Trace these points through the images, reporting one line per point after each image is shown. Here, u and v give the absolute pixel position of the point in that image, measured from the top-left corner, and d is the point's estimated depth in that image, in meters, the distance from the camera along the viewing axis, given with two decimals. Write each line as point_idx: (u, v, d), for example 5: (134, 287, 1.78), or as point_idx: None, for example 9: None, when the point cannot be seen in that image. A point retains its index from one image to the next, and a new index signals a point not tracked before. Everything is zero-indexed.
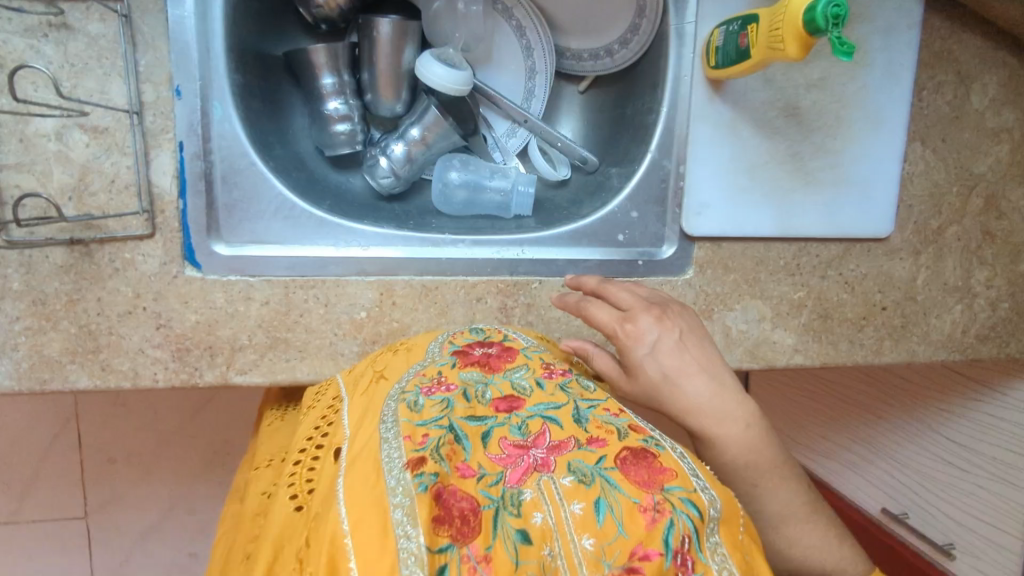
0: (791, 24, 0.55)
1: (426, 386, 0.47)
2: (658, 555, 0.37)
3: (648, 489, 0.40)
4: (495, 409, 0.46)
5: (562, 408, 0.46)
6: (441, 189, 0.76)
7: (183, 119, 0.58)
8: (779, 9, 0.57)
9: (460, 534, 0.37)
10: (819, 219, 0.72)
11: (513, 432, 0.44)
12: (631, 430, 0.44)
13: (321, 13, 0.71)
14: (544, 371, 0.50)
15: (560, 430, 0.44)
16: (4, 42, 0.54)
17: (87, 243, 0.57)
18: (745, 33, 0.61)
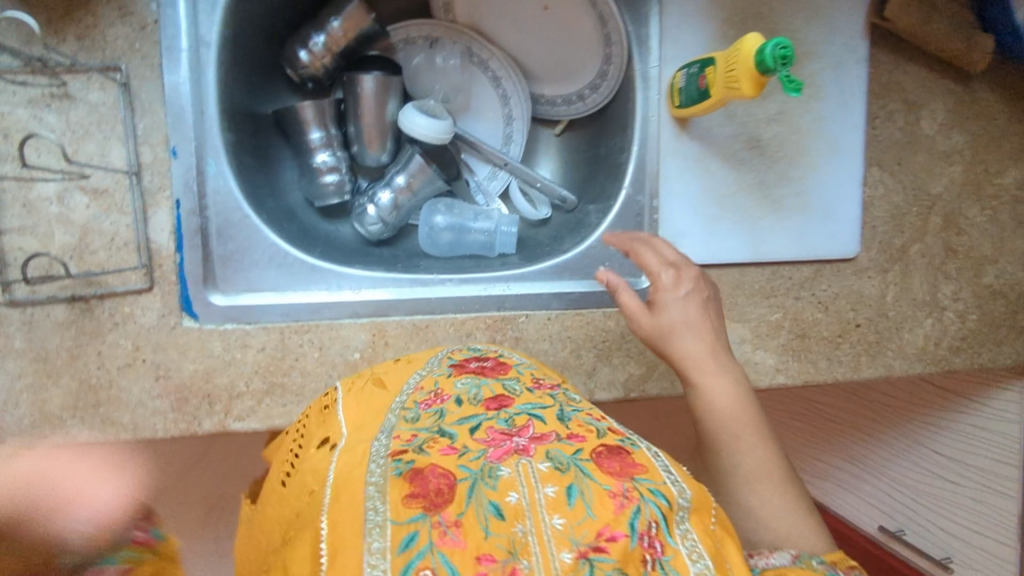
0: (745, 65, 0.60)
1: (423, 400, 0.49)
2: (623, 537, 0.36)
3: (619, 478, 0.40)
4: (485, 407, 0.47)
5: (548, 408, 0.47)
6: (428, 232, 0.78)
7: (179, 178, 0.61)
8: (732, 51, 0.62)
9: (432, 505, 0.37)
10: (787, 243, 0.76)
11: (500, 423, 0.45)
12: (610, 430, 0.45)
13: (307, 72, 0.75)
14: (533, 382, 0.52)
15: (544, 425, 0.45)
16: (8, 113, 0.57)
17: (87, 299, 0.59)
18: (704, 74, 0.66)
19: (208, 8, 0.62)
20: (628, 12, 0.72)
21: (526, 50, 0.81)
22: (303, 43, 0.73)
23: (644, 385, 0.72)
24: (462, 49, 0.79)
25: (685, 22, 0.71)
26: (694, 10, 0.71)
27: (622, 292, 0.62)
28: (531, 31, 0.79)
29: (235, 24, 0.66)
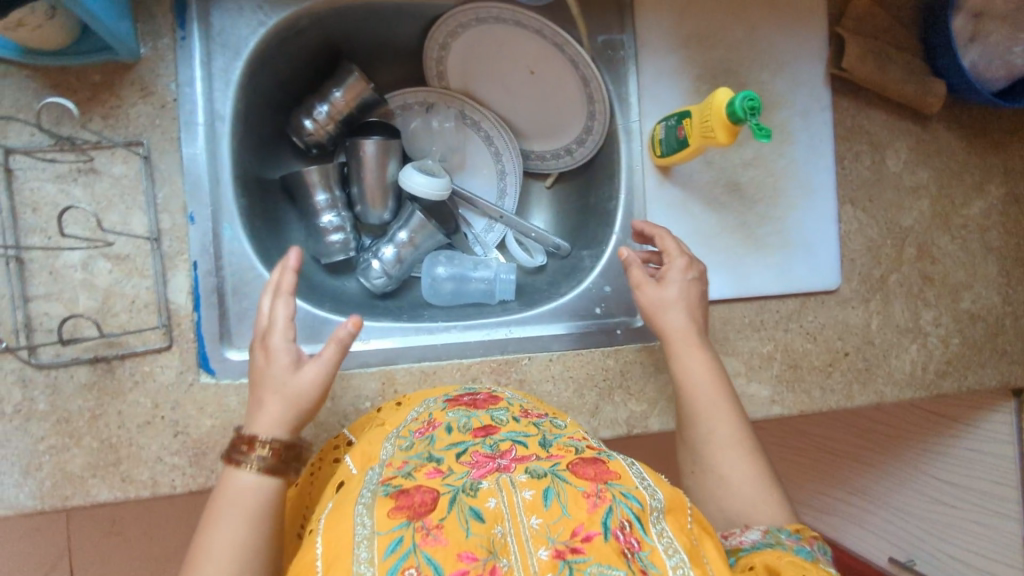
0: (719, 116, 0.65)
1: (417, 427, 0.53)
2: (597, 534, 0.41)
3: (593, 482, 0.45)
4: (473, 435, 0.51)
5: (531, 435, 0.51)
6: (430, 283, 0.83)
7: (196, 242, 0.65)
8: (706, 105, 0.67)
9: (416, 513, 0.41)
10: (772, 279, 0.81)
11: (485, 447, 0.49)
12: (588, 448, 0.50)
13: (312, 140, 0.80)
14: (521, 412, 0.56)
15: (526, 448, 0.49)
16: (38, 189, 0.61)
17: (109, 360, 0.62)
18: (681, 126, 0.71)
19: (222, 86, 0.67)
20: (607, 72, 0.78)
21: (514, 111, 0.86)
22: (308, 112, 0.78)
23: (647, 420, 0.74)
24: (456, 112, 0.85)
25: (661, 80, 0.77)
26: (669, 69, 0.77)
27: (634, 266, 0.70)
28: (519, 94, 0.85)
29: (246, 99, 0.71)
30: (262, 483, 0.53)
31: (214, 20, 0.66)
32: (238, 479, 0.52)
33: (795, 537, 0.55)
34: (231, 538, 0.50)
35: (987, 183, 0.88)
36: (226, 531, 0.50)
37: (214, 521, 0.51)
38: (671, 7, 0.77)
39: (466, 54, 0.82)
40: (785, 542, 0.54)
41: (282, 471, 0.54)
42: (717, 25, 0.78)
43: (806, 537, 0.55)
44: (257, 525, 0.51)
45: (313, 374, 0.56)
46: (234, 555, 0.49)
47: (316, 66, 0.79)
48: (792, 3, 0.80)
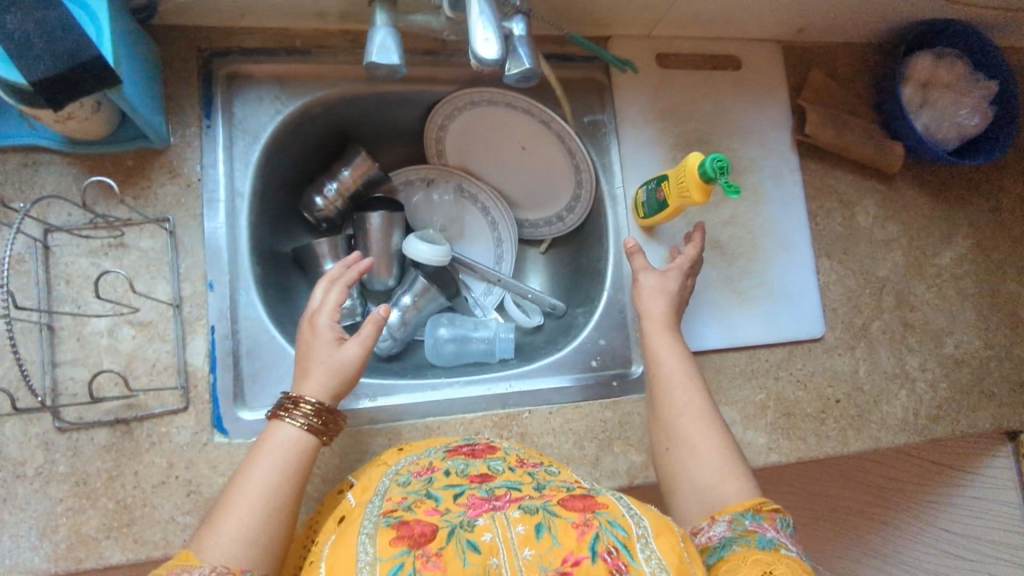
0: (693, 176, 0.72)
1: (416, 471, 0.56)
2: (586, 558, 0.43)
3: (582, 513, 0.46)
4: (469, 479, 0.53)
5: (524, 481, 0.53)
6: (432, 344, 0.86)
7: (214, 307, 0.69)
8: (680, 168, 0.73)
9: (416, 541, 0.43)
10: (759, 329, 0.84)
11: (480, 491, 0.51)
12: (578, 487, 0.52)
13: (322, 215, 0.86)
14: (516, 462, 0.58)
15: (519, 490, 0.51)
16: (72, 262, 0.66)
17: (128, 421, 0.65)
18: (659, 188, 0.77)
19: (242, 166, 0.74)
20: (592, 145, 0.86)
21: (508, 183, 0.93)
22: (319, 190, 0.85)
23: (647, 471, 0.76)
24: (455, 185, 0.92)
25: (642, 151, 0.84)
26: (648, 140, 0.85)
27: (637, 254, 0.78)
28: (511, 168, 0.92)
29: (263, 178, 0.77)
30: (301, 439, 0.58)
31: (237, 110, 0.74)
32: (280, 432, 0.58)
33: (759, 520, 0.57)
34: (261, 484, 0.55)
35: (955, 234, 0.93)
36: (256, 479, 0.55)
37: (249, 469, 0.56)
38: (646, 87, 0.85)
39: (462, 135, 0.89)
40: (749, 530, 0.56)
41: (317, 433, 0.59)
42: (690, 101, 0.87)
43: (766, 514, 0.58)
44: (287, 479, 0.56)
45: (355, 351, 0.63)
46: (261, 498, 0.54)
47: (326, 148, 0.86)
48: (755, 80, 0.89)
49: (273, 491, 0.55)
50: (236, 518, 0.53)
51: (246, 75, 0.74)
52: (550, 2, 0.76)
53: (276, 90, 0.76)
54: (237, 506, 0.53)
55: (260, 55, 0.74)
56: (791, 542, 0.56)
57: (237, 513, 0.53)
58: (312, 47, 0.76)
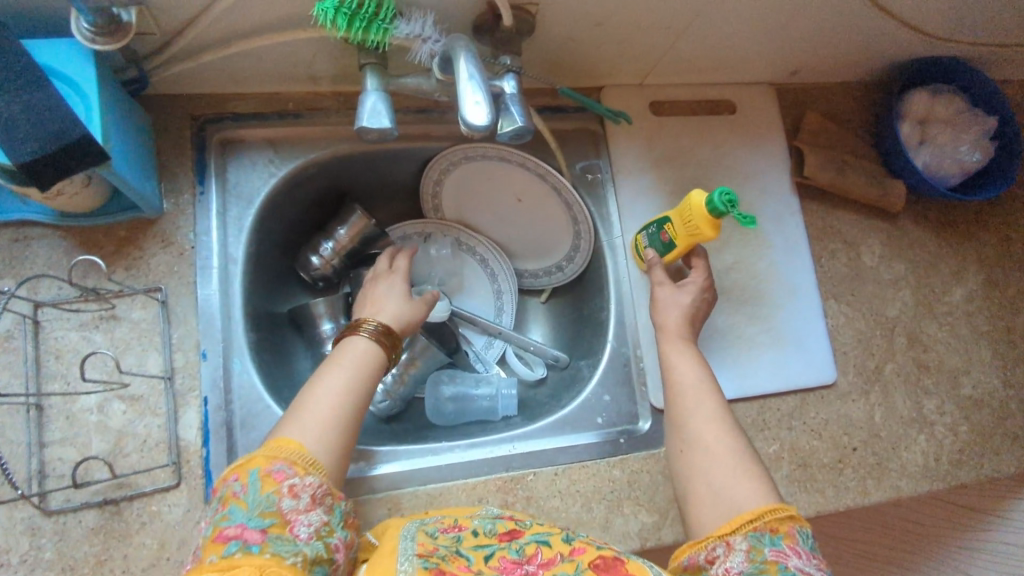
0: (700, 214, 0.69)
1: (446, 525, 0.59)
2: None
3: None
4: (498, 539, 0.56)
5: (554, 534, 0.57)
6: (433, 403, 0.84)
7: (207, 378, 0.68)
8: (683, 208, 0.71)
9: None
10: (769, 377, 0.82)
11: (511, 552, 0.55)
12: (607, 547, 0.56)
13: (318, 273, 0.85)
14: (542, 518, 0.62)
15: (549, 549, 0.55)
16: (61, 336, 0.64)
17: (118, 502, 0.63)
18: (664, 231, 0.75)
19: (235, 232, 0.73)
20: (589, 196, 0.85)
21: (507, 235, 0.92)
22: (315, 249, 0.84)
23: (660, 532, 0.72)
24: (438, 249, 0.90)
25: (640, 199, 0.83)
26: (645, 188, 0.84)
27: (656, 268, 0.76)
28: (509, 220, 0.90)
29: (258, 242, 0.76)
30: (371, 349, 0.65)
31: (230, 175, 0.74)
32: (352, 344, 0.65)
33: (779, 545, 0.54)
34: (339, 386, 0.60)
35: (964, 271, 0.91)
36: (334, 380, 0.60)
37: (324, 373, 0.61)
38: (640, 136, 0.85)
39: (458, 188, 0.88)
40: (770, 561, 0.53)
41: (385, 349, 0.66)
42: (685, 148, 0.86)
43: (785, 532, 0.55)
44: (360, 385, 0.61)
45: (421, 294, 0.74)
46: (341, 400, 0.59)
47: (322, 207, 0.85)
48: (751, 124, 0.88)
49: (348, 393, 0.60)
50: (318, 411, 0.57)
51: (239, 140, 0.74)
52: (541, 57, 0.76)
53: (270, 153, 0.75)
54: (318, 403, 0.58)
55: (254, 120, 0.74)
56: (814, 566, 0.53)
57: (321, 408, 0.58)
58: (304, 110, 0.76)
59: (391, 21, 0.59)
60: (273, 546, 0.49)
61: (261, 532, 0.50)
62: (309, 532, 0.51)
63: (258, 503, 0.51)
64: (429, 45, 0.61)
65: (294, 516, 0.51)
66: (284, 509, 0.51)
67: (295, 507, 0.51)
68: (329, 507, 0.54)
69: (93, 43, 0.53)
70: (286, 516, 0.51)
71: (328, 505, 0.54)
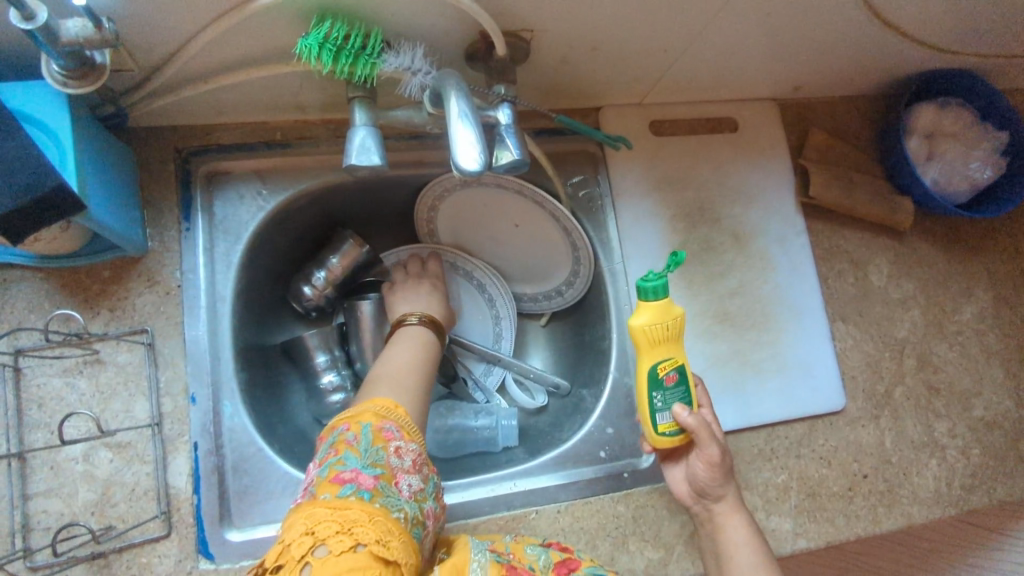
0: (662, 311, 0.62)
1: (503, 548, 0.59)
2: None
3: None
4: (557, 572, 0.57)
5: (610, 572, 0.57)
6: (432, 436, 0.82)
7: (196, 422, 0.65)
8: (648, 339, 0.63)
9: None
10: (776, 404, 0.80)
11: None
12: None
13: (311, 303, 0.83)
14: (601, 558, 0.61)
15: None
16: (44, 383, 0.62)
17: (106, 554, 0.61)
18: (669, 372, 0.63)
19: (224, 268, 0.70)
20: (588, 220, 0.82)
21: (504, 259, 0.89)
22: (307, 279, 0.81)
23: (665, 568, 0.71)
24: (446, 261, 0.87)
25: (641, 223, 0.81)
26: (646, 212, 0.81)
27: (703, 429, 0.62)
28: (506, 244, 0.88)
29: (247, 275, 0.74)
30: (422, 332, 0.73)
31: (217, 209, 0.71)
32: (405, 330, 0.72)
33: None
34: (406, 361, 0.67)
35: (974, 288, 0.89)
36: (400, 355, 0.68)
37: (392, 353, 0.68)
38: (640, 158, 0.82)
39: (454, 213, 0.85)
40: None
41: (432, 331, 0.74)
42: (686, 169, 0.83)
43: None
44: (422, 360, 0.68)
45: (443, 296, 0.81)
46: (411, 370, 0.66)
47: (313, 235, 0.83)
48: (754, 141, 0.86)
49: (416, 366, 0.66)
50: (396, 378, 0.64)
51: (226, 172, 0.72)
52: (537, 81, 0.73)
53: (257, 185, 0.73)
54: (395, 374, 0.64)
55: (240, 151, 0.72)
56: None
57: (398, 376, 0.64)
58: (293, 139, 0.73)
59: (380, 54, 0.57)
60: (383, 496, 0.51)
61: (372, 479, 0.51)
62: (409, 491, 0.53)
63: (370, 453, 0.53)
64: (419, 78, 0.59)
65: (399, 473, 0.53)
66: (392, 465, 0.53)
67: (401, 466, 0.54)
68: (425, 476, 0.56)
69: (66, 86, 0.51)
70: (393, 471, 0.53)
71: (423, 472, 0.56)
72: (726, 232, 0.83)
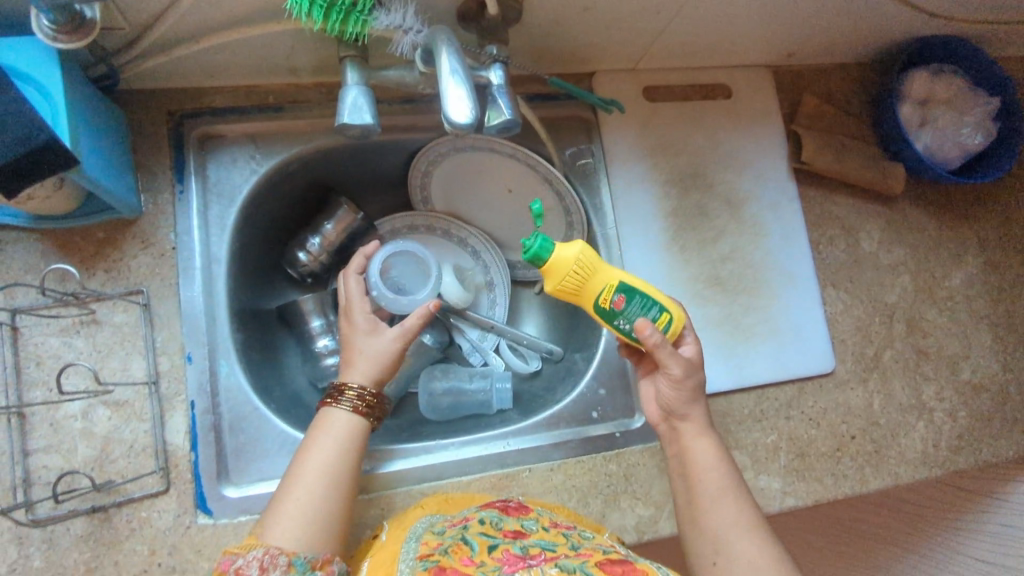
0: (559, 268, 0.62)
1: (451, 521, 0.61)
2: None
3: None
4: (504, 534, 0.57)
5: (560, 542, 0.57)
6: (427, 399, 0.83)
7: (193, 381, 0.66)
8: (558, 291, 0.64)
9: None
10: (767, 367, 0.81)
11: (515, 547, 0.54)
12: (616, 551, 0.56)
13: (306, 269, 0.83)
14: (550, 521, 0.61)
15: (554, 550, 0.54)
16: (42, 343, 0.63)
17: (106, 509, 0.62)
18: (620, 295, 0.63)
19: (218, 231, 0.71)
20: (582, 185, 0.83)
21: (498, 226, 0.90)
22: (302, 246, 0.82)
23: (656, 525, 0.72)
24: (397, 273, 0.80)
25: (634, 188, 0.81)
26: (639, 177, 0.82)
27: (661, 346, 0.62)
28: (500, 211, 0.88)
29: (241, 239, 0.74)
30: (349, 419, 0.63)
31: (210, 172, 0.71)
32: (331, 418, 0.63)
33: None
34: (312, 473, 0.58)
35: (965, 255, 0.90)
36: (309, 461, 0.59)
37: (301, 460, 0.60)
38: (633, 123, 0.82)
39: (447, 179, 0.85)
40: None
41: (366, 416, 0.64)
42: (679, 134, 0.84)
43: None
44: (340, 464, 0.60)
45: (392, 334, 0.67)
46: (316, 485, 0.58)
47: (307, 200, 0.83)
48: (748, 108, 0.86)
49: (318, 482, 0.58)
50: (291, 502, 0.57)
51: (219, 135, 0.72)
52: (530, 43, 0.73)
53: (251, 149, 0.73)
54: (291, 497, 0.57)
55: (233, 114, 0.72)
56: None
57: (295, 498, 0.57)
58: (285, 103, 0.73)
59: (370, 11, 0.56)
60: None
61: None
62: None
63: None
64: (411, 36, 0.58)
65: None
66: None
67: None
68: (284, 564, 0.52)
69: (55, 40, 0.51)
70: None
71: (285, 564, 0.53)
72: (719, 198, 0.84)
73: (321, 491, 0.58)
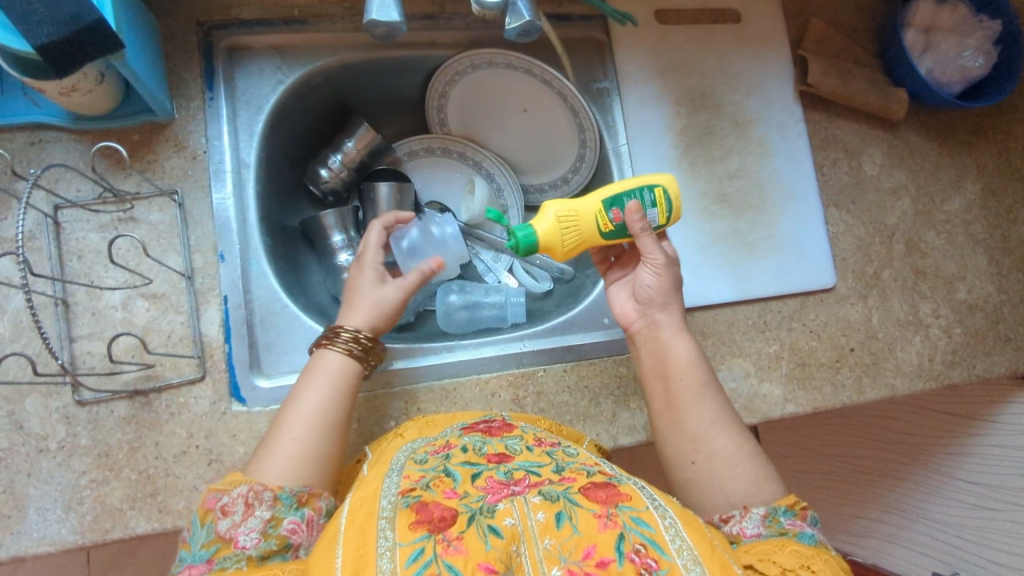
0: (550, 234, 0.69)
1: (433, 449, 0.59)
2: (612, 560, 0.46)
3: (604, 505, 0.50)
4: (488, 459, 0.56)
5: (544, 464, 0.56)
6: (443, 311, 0.86)
7: (226, 279, 0.69)
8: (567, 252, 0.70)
9: (436, 526, 0.47)
10: (770, 280, 0.84)
11: (499, 473, 0.54)
12: (599, 472, 0.55)
13: (328, 186, 0.87)
14: (534, 440, 0.61)
15: (539, 475, 0.54)
16: (84, 239, 0.66)
17: (147, 393, 0.65)
18: (613, 210, 0.71)
19: (247, 137, 0.74)
20: (595, 105, 0.86)
21: (513, 149, 0.93)
22: (324, 163, 0.85)
23: None
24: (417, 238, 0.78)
25: (645, 106, 0.84)
26: (651, 95, 0.84)
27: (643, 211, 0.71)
28: (515, 132, 0.92)
29: (268, 151, 0.77)
30: (345, 363, 0.64)
31: (238, 82, 0.74)
32: (325, 359, 0.64)
33: (792, 516, 0.59)
34: (304, 411, 0.60)
35: (963, 180, 0.93)
36: (305, 399, 0.61)
37: (294, 399, 0.61)
38: (645, 43, 0.85)
39: (464, 100, 0.88)
40: (787, 528, 0.58)
41: (359, 361, 0.65)
42: (690, 56, 0.86)
43: (798, 512, 0.60)
44: (333, 404, 0.61)
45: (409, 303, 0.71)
46: (306, 423, 0.59)
47: (328, 120, 0.86)
48: (757, 31, 0.88)
49: (310, 422, 0.60)
50: (283, 438, 0.58)
51: (246, 47, 0.74)
52: None
53: (276, 61, 0.76)
54: (284, 434, 0.59)
55: (260, 26, 0.74)
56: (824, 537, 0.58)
57: (286, 436, 0.58)
58: (309, 16, 0.75)
59: None
60: (219, 569, 0.50)
61: (207, 563, 0.51)
62: (253, 537, 0.52)
63: (199, 539, 0.52)
64: None
65: (234, 532, 0.52)
66: (222, 531, 0.52)
67: (232, 524, 0.52)
68: (270, 501, 0.54)
69: None
70: (226, 536, 0.52)
71: (271, 498, 0.54)
72: (727, 118, 0.87)
73: (312, 432, 0.59)
